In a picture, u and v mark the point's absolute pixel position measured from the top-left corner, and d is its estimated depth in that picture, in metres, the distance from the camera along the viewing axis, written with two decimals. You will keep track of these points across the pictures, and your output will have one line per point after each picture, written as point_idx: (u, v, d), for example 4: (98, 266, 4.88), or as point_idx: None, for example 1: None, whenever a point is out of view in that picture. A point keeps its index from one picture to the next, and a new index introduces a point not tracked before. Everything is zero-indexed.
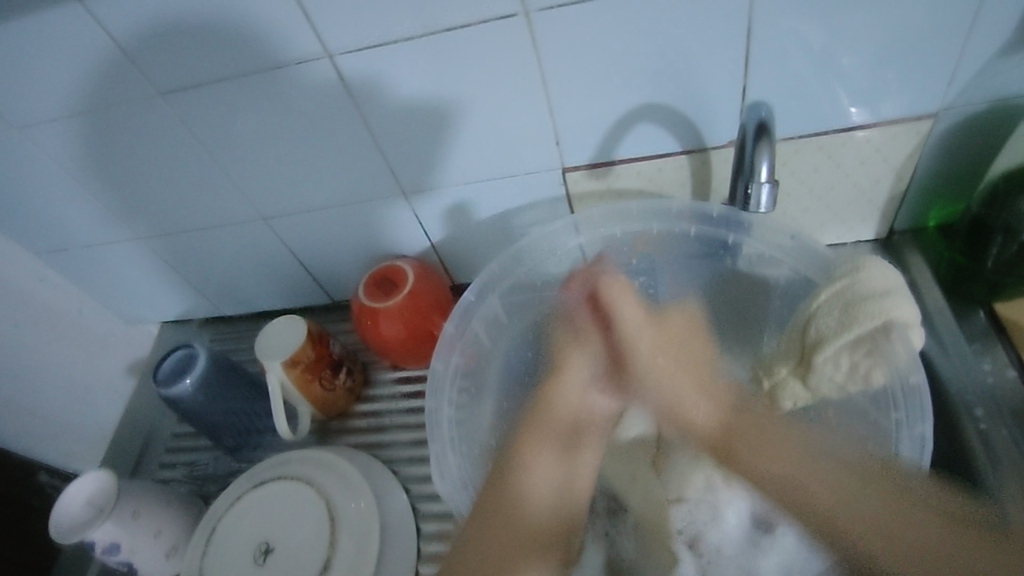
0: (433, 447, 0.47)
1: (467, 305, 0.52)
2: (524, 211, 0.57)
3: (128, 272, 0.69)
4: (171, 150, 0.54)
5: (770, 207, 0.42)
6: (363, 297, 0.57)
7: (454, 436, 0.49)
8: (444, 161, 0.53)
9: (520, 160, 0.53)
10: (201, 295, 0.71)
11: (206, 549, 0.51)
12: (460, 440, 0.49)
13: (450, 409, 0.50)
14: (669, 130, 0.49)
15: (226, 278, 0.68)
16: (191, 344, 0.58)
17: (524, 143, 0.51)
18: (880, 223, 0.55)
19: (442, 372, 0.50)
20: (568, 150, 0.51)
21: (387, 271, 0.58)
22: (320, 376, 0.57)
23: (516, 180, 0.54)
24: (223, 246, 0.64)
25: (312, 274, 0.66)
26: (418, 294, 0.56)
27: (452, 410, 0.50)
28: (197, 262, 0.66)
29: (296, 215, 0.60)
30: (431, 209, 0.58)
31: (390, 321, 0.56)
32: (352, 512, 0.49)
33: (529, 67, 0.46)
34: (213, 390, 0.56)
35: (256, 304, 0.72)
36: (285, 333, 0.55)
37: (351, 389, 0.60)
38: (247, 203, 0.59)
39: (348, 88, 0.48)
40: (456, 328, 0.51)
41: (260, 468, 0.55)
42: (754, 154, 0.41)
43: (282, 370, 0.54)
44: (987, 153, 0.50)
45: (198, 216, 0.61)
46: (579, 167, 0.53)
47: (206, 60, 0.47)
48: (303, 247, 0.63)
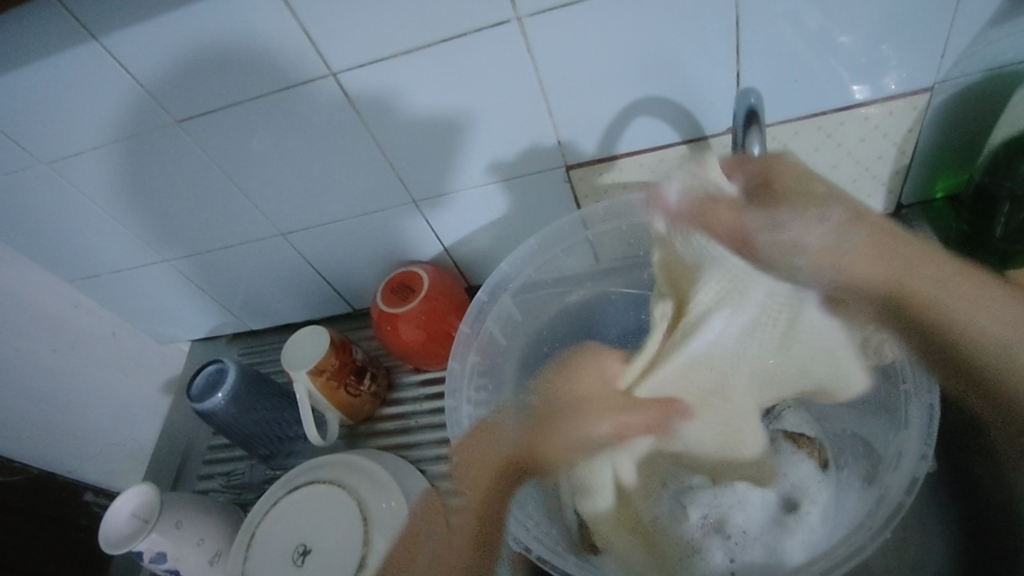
0: (454, 446, 0.50)
1: (480, 305, 0.54)
2: (533, 210, 0.59)
3: (158, 294, 0.72)
4: (191, 174, 0.57)
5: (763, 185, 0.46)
6: (382, 303, 0.59)
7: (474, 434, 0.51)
8: (453, 167, 0.55)
9: (525, 161, 0.54)
10: (228, 310, 0.74)
11: (248, 553, 0.53)
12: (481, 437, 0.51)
13: (469, 407, 0.52)
14: (668, 121, 0.50)
15: (250, 293, 0.70)
16: (221, 359, 0.60)
17: (526, 144, 0.52)
18: (887, 198, 0.56)
19: (459, 371, 0.53)
20: (569, 147, 0.53)
21: (402, 276, 0.60)
22: (345, 382, 0.58)
23: (521, 180, 0.56)
24: (246, 262, 0.66)
25: (332, 284, 0.68)
26: (433, 297, 0.58)
27: (472, 408, 0.52)
28: (223, 279, 0.69)
29: (313, 228, 0.62)
30: (441, 214, 0.59)
31: (408, 325, 0.58)
32: (384, 511, 0.51)
33: (527, 70, 0.47)
34: (245, 402, 0.58)
35: (280, 318, 0.74)
36: (309, 343, 0.57)
37: (376, 393, 0.62)
38: (266, 220, 0.61)
39: (353, 105, 0.50)
40: (471, 328, 0.54)
41: (293, 474, 0.57)
42: (745, 139, 0.44)
43: (308, 378, 0.56)
44: (987, 122, 0.49)
45: (220, 236, 0.63)
46: (582, 164, 0.54)
47: (219, 86, 0.49)
48: (322, 259, 0.65)
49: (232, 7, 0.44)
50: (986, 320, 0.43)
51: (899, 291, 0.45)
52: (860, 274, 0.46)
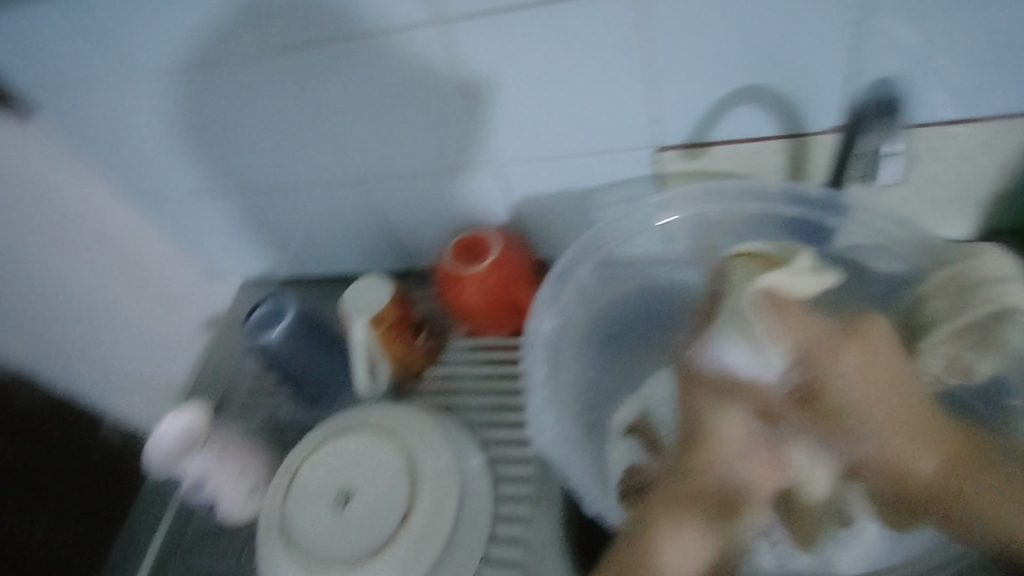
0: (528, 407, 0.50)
1: (560, 273, 0.54)
2: (612, 189, 0.58)
3: (216, 227, 0.72)
4: (275, 110, 0.57)
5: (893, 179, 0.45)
6: (449, 262, 0.59)
7: (542, 399, 0.51)
8: (539, 134, 0.54)
9: (614, 137, 0.53)
10: (283, 254, 0.74)
11: (288, 491, 0.53)
12: (548, 403, 0.51)
13: (541, 373, 0.52)
14: (769, 113, 0.49)
15: (309, 238, 0.70)
16: (281, 296, 0.60)
17: (619, 119, 0.52)
18: (978, 220, 0.55)
19: (536, 337, 0.52)
20: (661, 127, 0.52)
21: (473, 238, 0.59)
22: (403, 335, 0.58)
23: (608, 155, 0.55)
24: (312, 206, 0.66)
25: (394, 241, 0.68)
26: (502, 263, 0.58)
27: (545, 375, 0.52)
28: (284, 221, 0.69)
29: (387, 180, 0.61)
30: (520, 183, 0.59)
31: (473, 287, 0.57)
32: (432, 468, 0.51)
33: (633, 43, 0.47)
34: (300, 341, 0.58)
35: (334, 268, 0.74)
36: (372, 292, 0.57)
37: (429, 351, 0.62)
38: (340, 166, 0.61)
39: (452, 55, 0.50)
40: (550, 295, 0.53)
41: (340, 420, 0.56)
42: (880, 129, 0.45)
43: (368, 326, 0.56)
44: None
45: (292, 176, 0.63)
46: (675, 146, 0.53)
47: (321, 18, 0.49)
48: (389, 213, 0.65)
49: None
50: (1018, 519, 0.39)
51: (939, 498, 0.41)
52: (914, 473, 0.42)
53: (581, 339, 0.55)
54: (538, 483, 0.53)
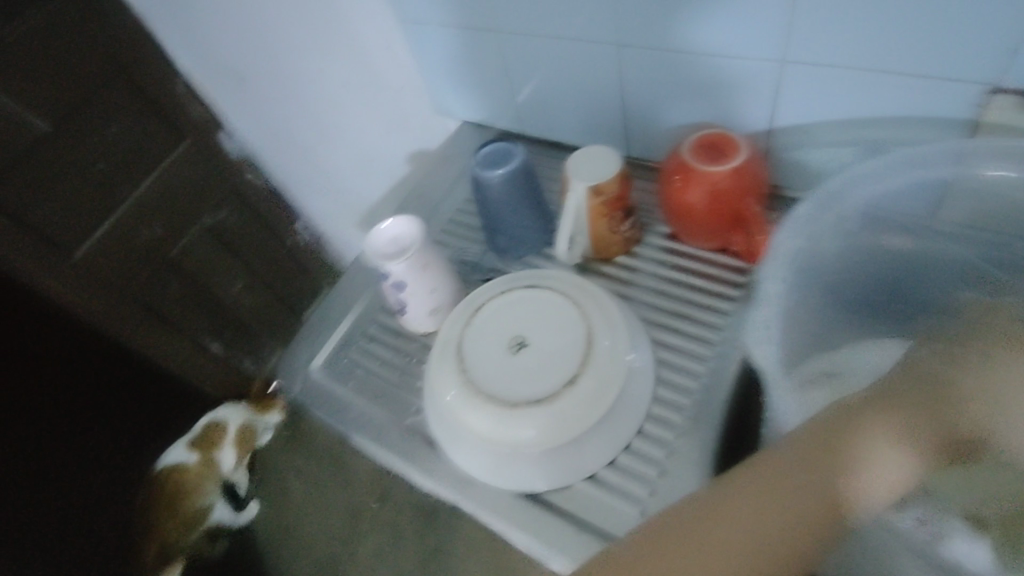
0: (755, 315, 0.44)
1: (827, 192, 0.47)
2: (906, 126, 0.49)
3: (457, 61, 0.72)
4: None
5: None
6: (686, 154, 0.55)
7: (774, 314, 0.45)
8: (848, 38, 0.46)
9: (945, 62, 0.44)
10: (509, 105, 0.73)
11: (469, 321, 0.55)
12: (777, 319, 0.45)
13: (778, 286, 0.45)
14: None
15: (542, 95, 0.68)
16: (513, 142, 0.60)
17: (965, 43, 0.42)
18: None
19: (782, 248, 0.46)
20: (1015, 67, 0.42)
21: (719, 136, 0.55)
22: (613, 215, 0.57)
23: (925, 83, 0.46)
24: (558, 62, 0.63)
25: (627, 120, 0.64)
26: (743, 171, 0.53)
27: (782, 289, 0.45)
28: (525, 72, 0.67)
29: (651, 50, 0.56)
30: (797, 89, 0.52)
31: (703, 187, 0.54)
32: (608, 348, 0.51)
33: None
34: (517, 189, 0.58)
35: (553, 132, 0.72)
36: (599, 162, 0.56)
37: (628, 239, 0.60)
38: (608, 24, 0.56)
39: None
40: (808, 212, 0.47)
41: (529, 274, 0.57)
42: None
43: (585, 194, 0.55)
44: None
45: (553, 25, 0.60)
46: (1017, 92, 0.43)
47: None
48: (636, 88, 0.60)
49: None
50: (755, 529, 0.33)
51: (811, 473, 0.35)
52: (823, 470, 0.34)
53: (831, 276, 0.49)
54: (706, 396, 0.52)
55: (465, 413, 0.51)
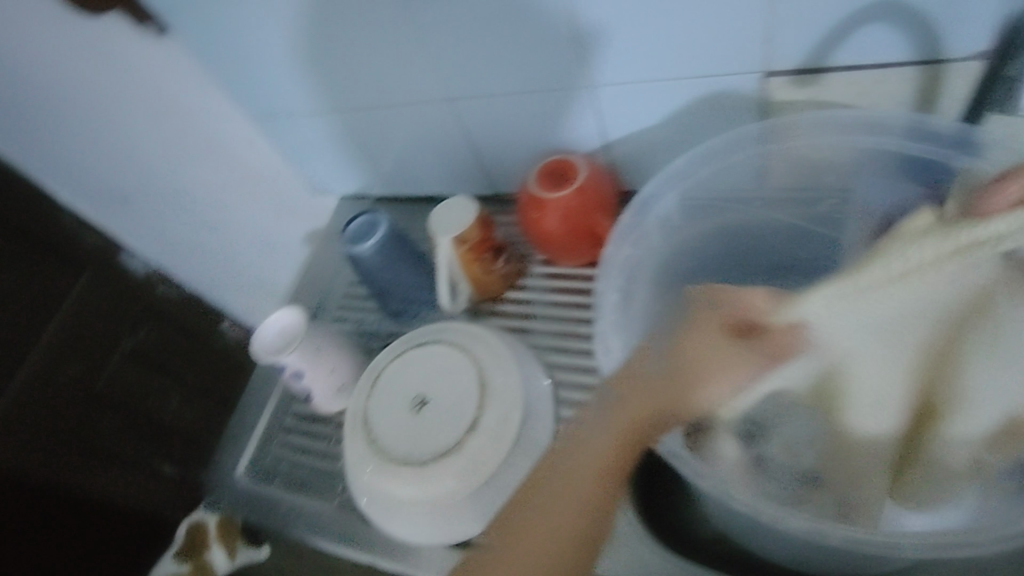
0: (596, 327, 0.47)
1: (646, 198, 0.50)
2: (711, 119, 0.54)
3: (319, 143, 0.75)
4: (377, 27, 0.56)
5: None
6: (533, 187, 0.58)
7: (617, 320, 0.48)
8: (634, 56, 0.51)
9: (719, 60, 0.49)
10: (379, 173, 0.76)
11: (371, 392, 0.57)
12: (622, 324, 0.48)
13: (616, 296, 0.49)
14: (906, 37, 0.43)
15: (402, 158, 0.71)
16: (375, 212, 0.62)
17: (727, 41, 0.47)
18: None
19: (612, 258, 0.50)
20: (776, 50, 0.46)
21: (558, 164, 0.58)
22: (482, 258, 0.60)
23: (712, 81, 0.50)
24: (405, 125, 0.67)
25: (483, 164, 0.67)
26: (586, 191, 0.56)
27: (620, 297, 0.49)
28: (381, 141, 0.70)
29: (480, 98, 0.60)
30: (612, 107, 0.56)
31: (554, 214, 0.57)
32: (502, 386, 0.53)
33: None
34: (390, 256, 0.61)
35: (425, 189, 0.75)
36: (456, 214, 0.59)
37: (507, 275, 0.63)
38: (435, 83, 0.60)
39: None
40: (631, 220, 0.50)
41: (420, 332, 0.59)
42: None
43: (450, 246, 0.58)
44: None
45: (390, 95, 0.63)
46: (784, 72, 0.48)
47: None
48: (479, 135, 0.64)
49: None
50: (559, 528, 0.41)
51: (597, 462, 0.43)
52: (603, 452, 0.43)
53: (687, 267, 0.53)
54: None
55: (384, 480, 0.52)
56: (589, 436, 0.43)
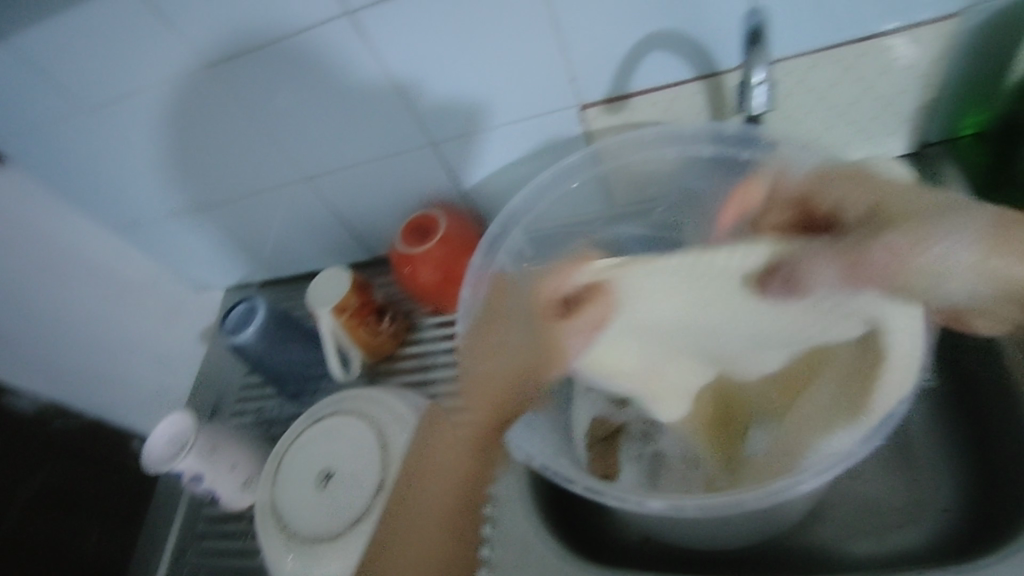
0: None
1: (493, 238, 0.52)
2: (547, 155, 0.59)
3: (192, 242, 0.75)
4: (221, 121, 0.58)
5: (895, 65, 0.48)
6: (400, 246, 0.60)
7: None
8: (463, 111, 0.55)
9: (536, 102, 0.54)
10: (257, 260, 0.76)
11: (276, 478, 0.56)
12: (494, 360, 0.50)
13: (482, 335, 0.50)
14: (683, 58, 0.49)
15: (276, 241, 0.72)
16: (251, 299, 0.62)
17: (539, 85, 0.52)
18: (910, 134, 0.54)
19: (470, 301, 0.50)
20: (581, 86, 0.52)
21: (419, 219, 0.61)
22: (366, 321, 0.61)
23: (537, 121, 0.55)
24: (270, 210, 0.68)
25: (354, 233, 0.69)
26: (450, 239, 0.59)
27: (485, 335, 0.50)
28: (251, 229, 0.71)
29: (335, 171, 0.62)
30: (457, 159, 0.60)
31: (425, 267, 0.59)
32: (401, 442, 0.54)
33: (536, 8, 0.46)
34: (274, 339, 0.61)
35: (306, 267, 0.76)
36: (330, 285, 0.60)
37: (395, 333, 0.64)
38: (290, 165, 0.62)
39: (368, 46, 0.50)
40: (483, 260, 0.52)
41: (316, 407, 0.59)
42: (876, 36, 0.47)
43: (330, 316, 0.59)
44: (1006, 55, 0.48)
45: (249, 183, 0.65)
46: (595, 104, 0.53)
47: (241, 24, 0.49)
48: (343, 206, 0.66)
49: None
50: (428, 537, 0.48)
51: (449, 484, 0.50)
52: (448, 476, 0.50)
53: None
54: None
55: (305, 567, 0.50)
56: (438, 459, 0.51)
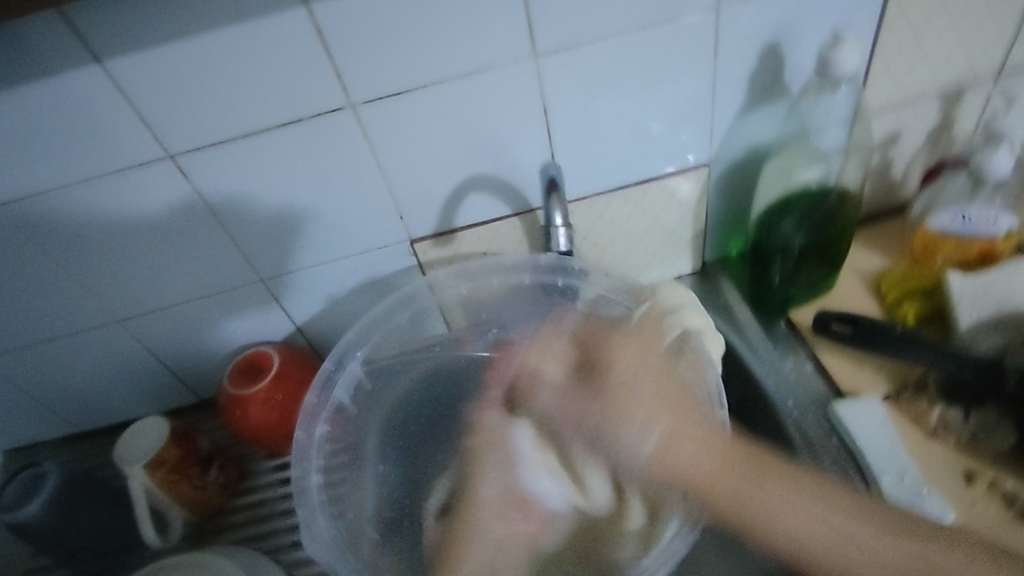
0: (298, 513, 0.45)
1: (327, 374, 0.51)
2: (383, 285, 0.60)
3: None
4: (10, 263, 0.51)
5: (674, 197, 0.58)
6: (229, 387, 0.57)
7: (324, 500, 0.47)
8: (295, 247, 0.55)
9: (369, 238, 0.56)
10: (52, 416, 0.65)
11: None
12: (332, 502, 0.48)
13: (318, 476, 0.48)
14: (500, 197, 0.55)
15: (78, 391, 0.63)
16: (40, 463, 0.54)
17: (372, 222, 0.55)
18: (694, 256, 0.65)
19: (304, 441, 0.48)
20: (411, 222, 0.55)
21: (251, 357, 0.58)
22: (187, 474, 0.55)
23: (370, 255, 0.57)
24: (68, 358, 0.60)
25: (177, 374, 0.64)
26: (284, 376, 0.57)
27: (321, 476, 0.48)
28: (42, 381, 0.61)
29: (153, 311, 0.57)
30: (292, 293, 0.59)
31: (257, 407, 0.56)
32: None
33: (365, 155, 0.50)
34: (68, 509, 0.53)
35: (117, 417, 0.67)
36: (146, 435, 0.54)
37: (225, 483, 0.59)
38: (99, 308, 0.56)
39: (194, 187, 0.49)
40: (317, 398, 0.50)
41: None
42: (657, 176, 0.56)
43: (144, 474, 0.52)
44: (745, 194, 0.60)
45: (45, 330, 0.57)
46: (425, 238, 0.57)
47: (47, 164, 0.46)
48: (162, 347, 0.61)
49: (56, 80, 0.42)
50: None
51: None
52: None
53: (397, 423, 0.56)
54: None
55: None
56: None
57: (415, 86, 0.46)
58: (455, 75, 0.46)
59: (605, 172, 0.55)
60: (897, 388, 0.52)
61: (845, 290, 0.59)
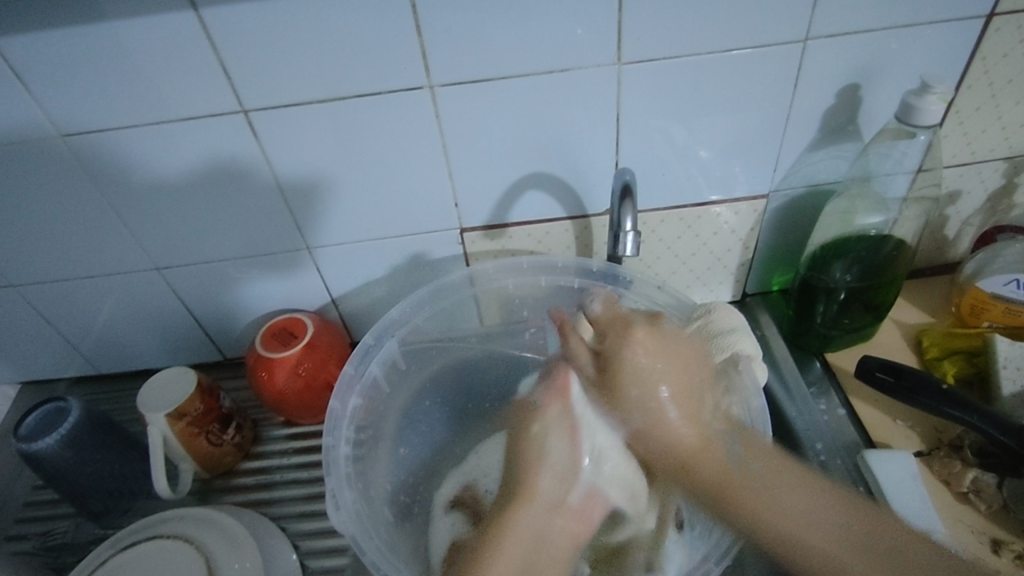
0: (329, 481, 0.46)
1: (366, 348, 0.53)
2: (425, 269, 0.60)
3: None
4: (65, 195, 0.51)
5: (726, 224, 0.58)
6: (259, 348, 0.56)
7: (350, 473, 0.48)
8: (347, 220, 0.55)
9: (421, 222, 0.56)
10: (75, 353, 0.65)
11: None
12: (356, 476, 0.49)
13: (347, 447, 0.49)
14: (557, 198, 0.55)
15: (105, 332, 0.63)
16: (65, 398, 0.54)
17: (427, 205, 0.55)
18: (735, 286, 0.64)
19: (339, 411, 0.50)
20: (464, 211, 0.55)
21: (285, 322, 0.58)
22: (207, 429, 0.55)
23: (418, 238, 0.57)
24: (102, 298, 0.59)
25: (205, 329, 0.63)
26: (315, 345, 0.57)
27: (350, 448, 0.49)
28: (73, 317, 0.61)
29: (195, 263, 0.57)
30: (333, 264, 0.59)
31: (285, 372, 0.56)
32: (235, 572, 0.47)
33: (433, 138, 0.50)
34: (85, 447, 0.52)
35: (138, 364, 0.67)
36: (170, 386, 0.54)
37: (239, 445, 0.58)
38: (142, 252, 0.56)
39: (261, 146, 0.49)
40: (355, 369, 0.52)
41: (128, 532, 0.50)
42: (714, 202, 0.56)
43: (165, 423, 0.52)
44: (801, 231, 0.60)
45: (85, 267, 0.57)
46: (476, 228, 0.57)
47: (123, 102, 0.46)
48: (196, 300, 0.61)
49: (149, 20, 0.42)
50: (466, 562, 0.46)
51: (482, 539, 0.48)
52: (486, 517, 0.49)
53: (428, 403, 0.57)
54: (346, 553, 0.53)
55: None
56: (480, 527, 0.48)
57: (497, 77, 0.47)
58: (537, 71, 0.47)
59: (664, 190, 0.55)
60: (931, 446, 0.52)
61: (883, 341, 0.60)
